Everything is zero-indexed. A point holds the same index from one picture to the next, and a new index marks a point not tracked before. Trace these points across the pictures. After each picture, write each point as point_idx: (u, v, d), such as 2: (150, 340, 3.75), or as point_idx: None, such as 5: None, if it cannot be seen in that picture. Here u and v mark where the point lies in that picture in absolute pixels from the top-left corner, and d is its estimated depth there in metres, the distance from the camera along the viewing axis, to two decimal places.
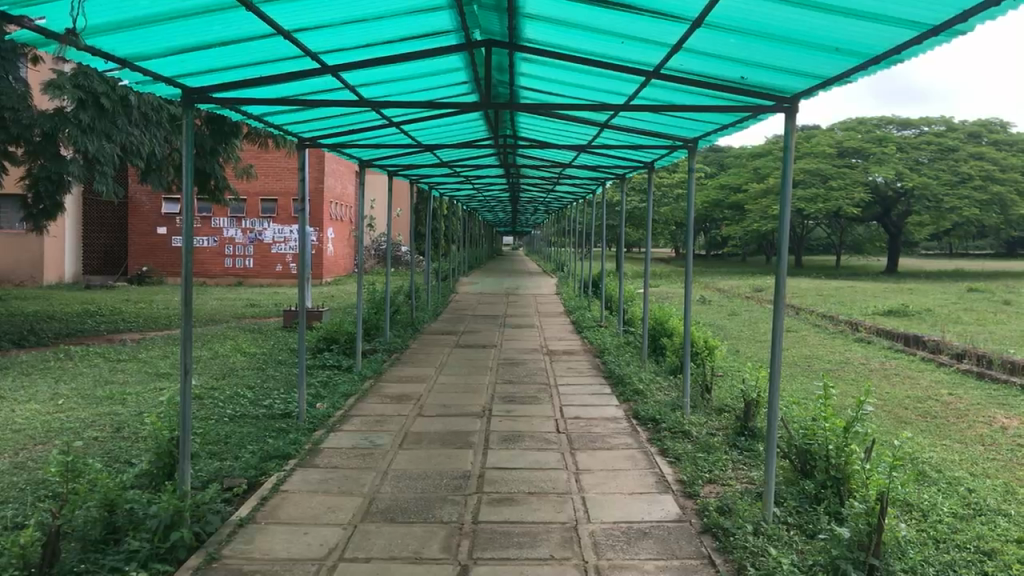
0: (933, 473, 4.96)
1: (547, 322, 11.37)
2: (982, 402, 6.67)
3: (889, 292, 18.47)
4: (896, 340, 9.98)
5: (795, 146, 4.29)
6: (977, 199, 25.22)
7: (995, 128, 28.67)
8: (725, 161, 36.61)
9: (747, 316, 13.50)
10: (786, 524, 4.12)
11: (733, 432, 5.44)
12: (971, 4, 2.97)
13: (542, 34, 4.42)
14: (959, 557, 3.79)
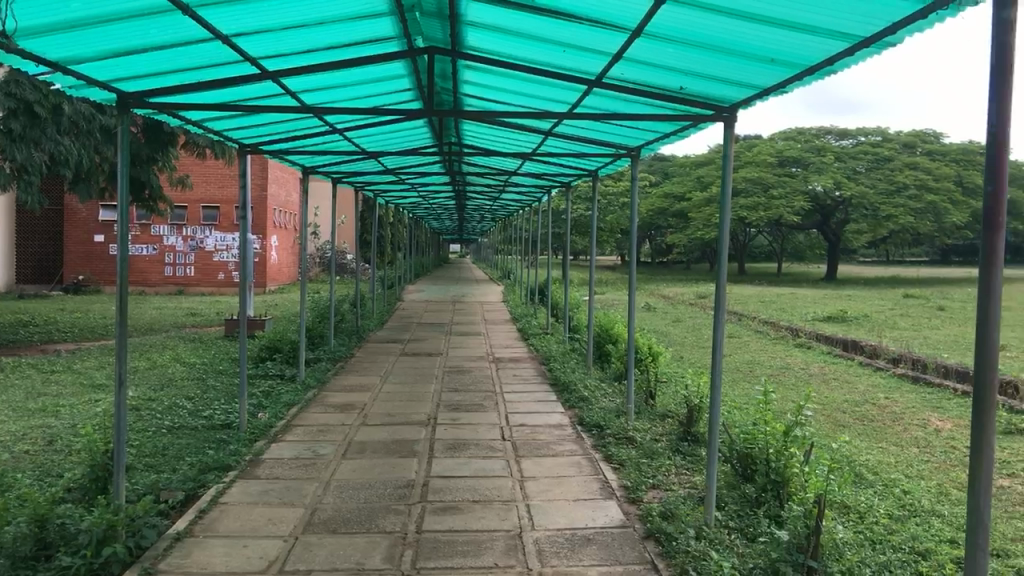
0: (869, 475, 5.04)
1: (492, 331, 11.32)
2: (917, 405, 6.83)
3: (826, 298, 18.84)
4: (835, 346, 10.17)
5: (734, 152, 4.35)
6: (912, 207, 25.70)
7: (928, 139, 29.48)
8: (668, 169, 37.15)
9: (689, 323, 13.65)
10: (728, 528, 4.19)
11: (676, 437, 5.49)
12: (899, 16, 3.06)
13: (483, 41, 4.44)
14: (894, 558, 3.90)
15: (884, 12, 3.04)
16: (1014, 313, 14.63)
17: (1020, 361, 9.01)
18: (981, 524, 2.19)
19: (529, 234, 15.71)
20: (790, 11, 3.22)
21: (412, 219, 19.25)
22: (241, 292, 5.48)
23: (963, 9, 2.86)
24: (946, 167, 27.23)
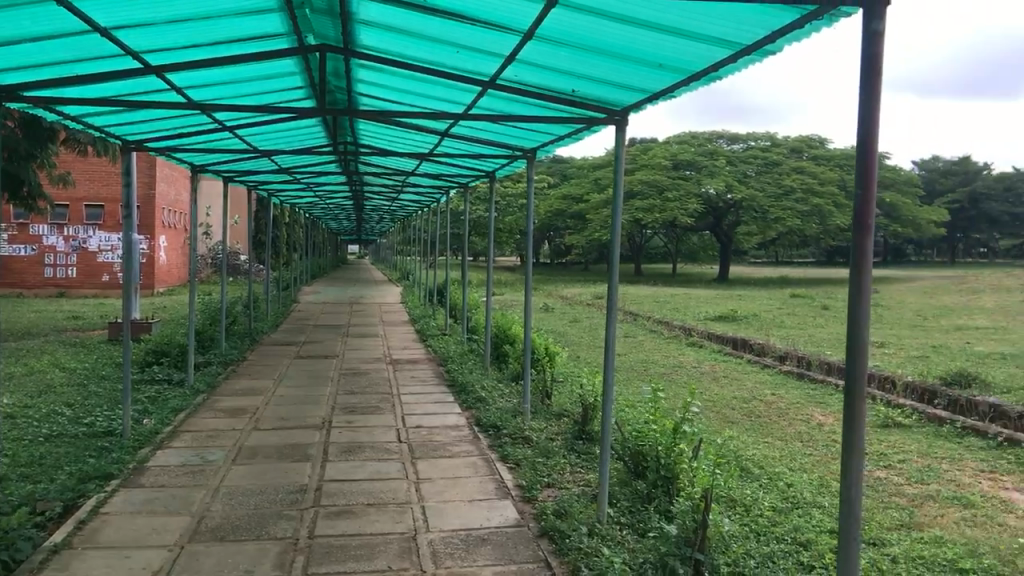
0: (755, 469, 5.21)
1: (390, 332, 11.24)
2: (801, 400, 7.09)
3: (717, 298, 19.40)
4: (726, 344, 10.47)
5: (626, 155, 4.44)
6: (798, 210, 26.68)
7: (814, 144, 30.63)
8: (567, 171, 37.61)
9: (586, 323, 13.84)
10: (620, 524, 4.27)
11: (571, 436, 5.55)
12: (777, 26, 3.17)
13: (376, 40, 4.40)
14: (777, 549, 4.03)
15: (763, 22, 3.15)
16: (891, 312, 15.37)
17: (895, 357, 9.46)
18: (852, 514, 2.33)
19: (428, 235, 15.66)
20: (676, 18, 3.30)
21: (309, 219, 18.97)
22: (125, 294, 5.30)
23: (837, 20, 2.99)
24: (831, 171, 28.42)
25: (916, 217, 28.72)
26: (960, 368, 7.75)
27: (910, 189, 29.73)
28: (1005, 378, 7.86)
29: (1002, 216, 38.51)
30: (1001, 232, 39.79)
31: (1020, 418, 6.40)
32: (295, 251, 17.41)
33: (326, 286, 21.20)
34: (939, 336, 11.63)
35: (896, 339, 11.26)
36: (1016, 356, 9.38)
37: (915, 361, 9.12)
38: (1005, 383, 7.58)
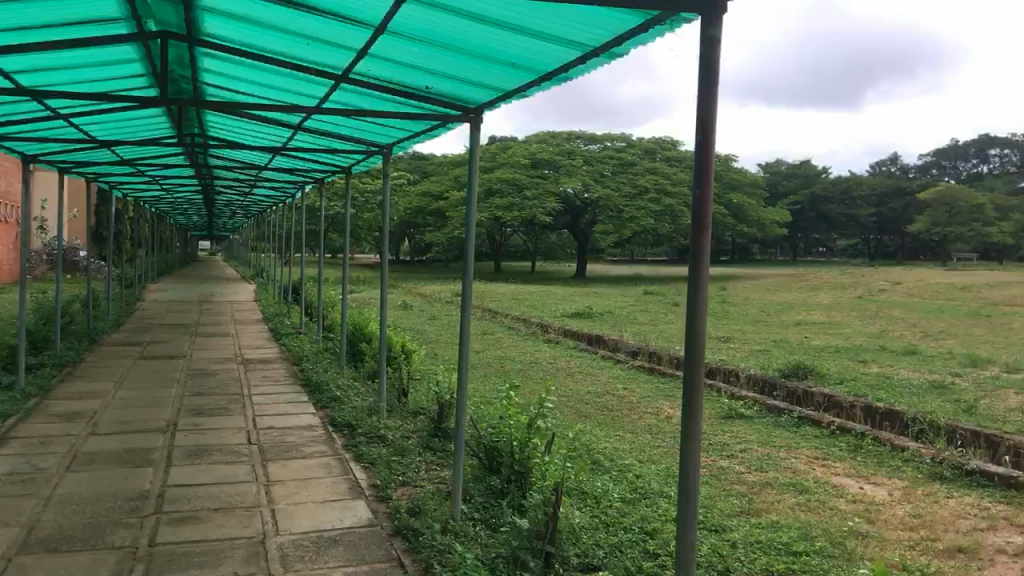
0: (605, 462, 5.34)
1: (242, 331, 10.91)
2: (651, 394, 7.32)
3: (575, 296, 19.80)
4: (581, 340, 10.70)
5: (480, 153, 4.46)
6: (652, 210, 27.65)
7: (666, 145, 31.52)
8: (427, 168, 37.52)
9: (445, 321, 13.85)
10: (473, 520, 4.28)
11: (426, 434, 5.54)
12: (621, 29, 3.25)
13: (224, 29, 4.26)
14: (624, 539, 4.14)
15: (609, 25, 3.23)
16: (736, 308, 16.09)
17: (738, 351, 9.91)
18: (689, 504, 2.42)
19: (284, 232, 15.32)
20: (526, 18, 3.34)
21: (155, 213, 18.18)
22: None
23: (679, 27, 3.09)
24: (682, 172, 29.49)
25: (760, 218, 30.13)
26: (797, 361, 8.20)
27: (755, 191, 31.20)
28: (837, 370, 8.37)
29: (838, 217, 40.96)
30: (838, 232, 42.33)
31: (852, 408, 6.88)
32: (140, 248, 16.65)
33: (175, 284, 20.39)
34: (778, 330, 12.26)
35: (739, 333, 11.79)
36: (848, 349, 9.99)
37: (757, 355, 9.57)
38: (837, 375, 8.07)
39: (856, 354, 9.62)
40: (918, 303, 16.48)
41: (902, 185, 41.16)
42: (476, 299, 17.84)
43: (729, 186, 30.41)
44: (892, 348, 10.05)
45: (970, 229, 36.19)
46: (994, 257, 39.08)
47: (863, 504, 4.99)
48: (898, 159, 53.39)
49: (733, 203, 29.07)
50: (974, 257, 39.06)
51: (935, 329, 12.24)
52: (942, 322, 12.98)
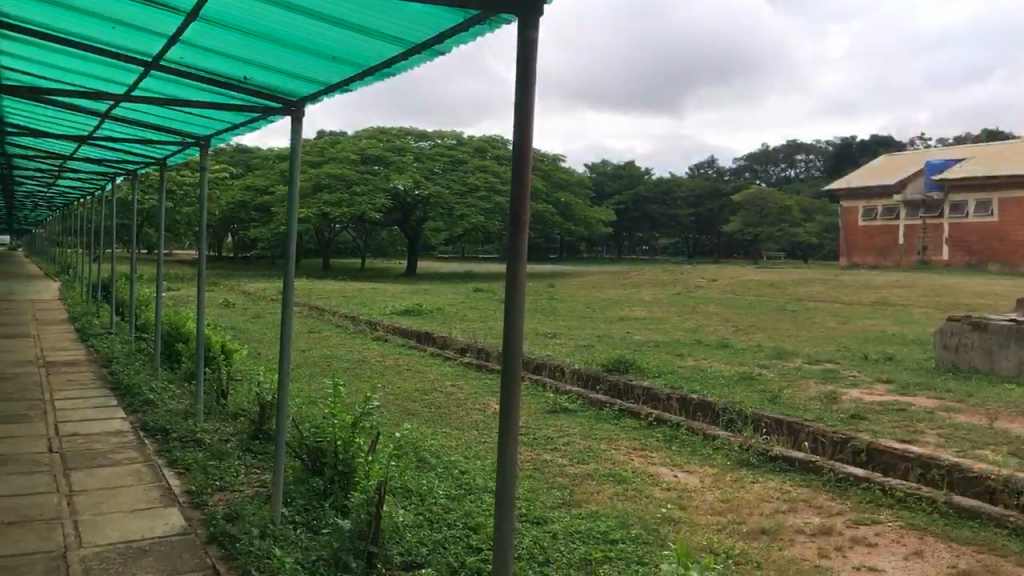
0: (431, 459, 5.34)
1: (43, 332, 10.18)
2: (478, 390, 7.39)
3: (405, 293, 19.73)
4: (410, 338, 10.68)
5: (301, 148, 4.34)
6: (483, 208, 28.12)
7: (497, 144, 31.78)
8: (252, 161, 36.25)
9: (269, 319, 13.45)
10: (294, 523, 4.17)
11: (246, 436, 5.36)
12: (443, 27, 3.25)
13: (19, 8, 3.95)
14: (448, 535, 4.16)
15: (431, 23, 3.21)
16: (561, 305, 16.50)
17: (563, 346, 10.16)
18: (507, 500, 2.48)
19: (89, 226, 14.40)
20: (347, 11, 3.28)
21: None
22: None
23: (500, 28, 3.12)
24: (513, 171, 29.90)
25: (587, 218, 30.99)
26: (618, 355, 8.50)
27: (583, 190, 32.12)
28: (655, 363, 8.74)
29: (660, 217, 42.77)
30: (660, 232, 44.19)
31: (668, 400, 7.22)
32: None
33: None
34: (601, 326, 12.66)
35: (564, 329, 12.11)
36: (668, 343, 10.46)
37: (582, 350, 9.86)
38: (655, 368, 8.43)
39: (674, 347, 10.08)
40: (730, 299, 17.45)
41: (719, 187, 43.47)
42: (302, 297, 17.45)
43: (558, 185, 31.13)
44: (706, 342, 10.60)
45: (779, 230, 38.70)
46: (799, 256, 41.93)
47: (677, 491, 5.23)
48: (714, 162, 56.32)
49: (560, 202, 29.79)
50: (782, 255, 41.78)
51: (745, 323, 13.00)
52: (751, 317, 13.81)
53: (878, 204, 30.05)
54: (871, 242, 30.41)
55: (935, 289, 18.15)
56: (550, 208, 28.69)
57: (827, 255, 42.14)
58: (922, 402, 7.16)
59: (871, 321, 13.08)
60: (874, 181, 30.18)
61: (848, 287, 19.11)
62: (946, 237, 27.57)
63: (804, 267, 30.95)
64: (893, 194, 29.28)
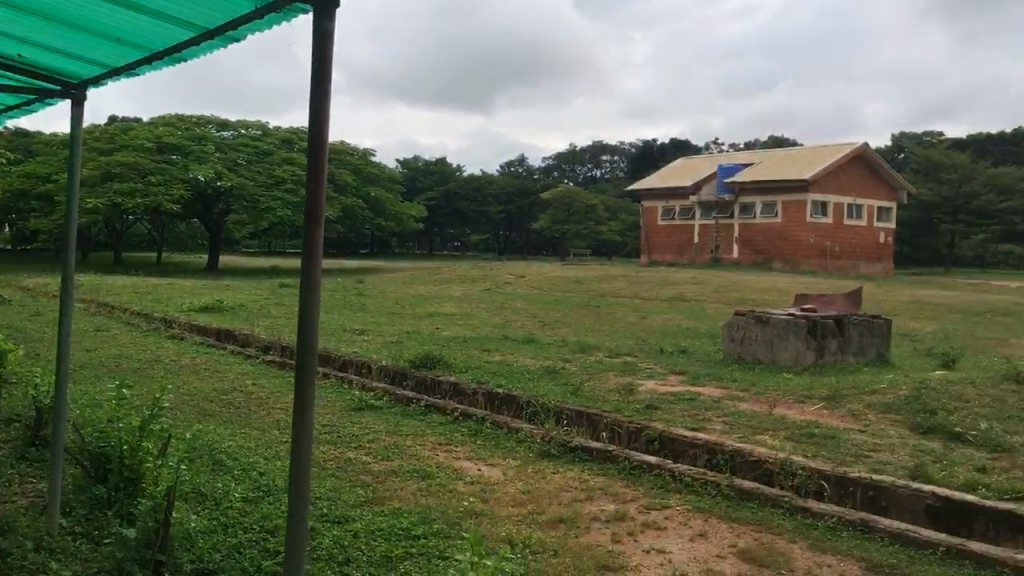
0: (228, 461, 5.16)
1: None
2: (280, 389, 7.20)
3: (204, 289, 18.89)
4: (208, 337, 10.26)
5: (81, 135, 4.07)
6: (289, 201, 27.55)
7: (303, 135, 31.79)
8: (34, 146, 33.50)
9: (49, 317, 12.49)
10: (73, 535, 3.90)
11: (21, 444, 4.97)
12: (233, 15, 3.13)
13: None
14: (244, 539, 4.03)
15: (222, 11, 3.09)
16: (371, 301, 16.35)
17: (371, 343, 10.07)
18: (300, 494, 2.46)
19: None
20: None
21: None
22: None
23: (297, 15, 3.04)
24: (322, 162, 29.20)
25: (398, 213, 30.76)
26: (426, 352, 8.52)
27: (392, 185, 31.95)
28: (462, 359, 8.82)
29: (471, 214, 43.20)
30: (472, 228, 44.64)
31: (474, 395, 7.31)
32: None
33: None
34: (408, 323, 12.62)
35: (372, 326, 12.00)
36: (475, 339, 10.59)
37: (390, 346, 9.81)
38: (462, 363, 8.52)
39: (481, 343, 10.21)
40: (538, 295, 17.90)
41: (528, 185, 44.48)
42: (90, 293, 16.34)
43: (369, 180, 30.78)
44: (513, 338, 10.81)
45: (584, 228, 40.13)
46: (605, 253, 43.52)
47: (479, 484, 5.31)
48: (525, 160, 57.47)
49: (371, 197, 29.47)
50: (589, 253, 43.27)
51: (551, 318, 13.37)
52: (558, 313, 14.22)
53: (676, 203, 31.70)
54: (670, 240, 32.17)
55: (725, 286, 19.37)
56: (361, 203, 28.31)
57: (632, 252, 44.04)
58: (711, 392, 7.62)
59: (667, 316, 13.78)
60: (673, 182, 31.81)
61: (648, 284, 20.05)
62: (736, 236, 29.46)
63: (607, 263, 32.29)
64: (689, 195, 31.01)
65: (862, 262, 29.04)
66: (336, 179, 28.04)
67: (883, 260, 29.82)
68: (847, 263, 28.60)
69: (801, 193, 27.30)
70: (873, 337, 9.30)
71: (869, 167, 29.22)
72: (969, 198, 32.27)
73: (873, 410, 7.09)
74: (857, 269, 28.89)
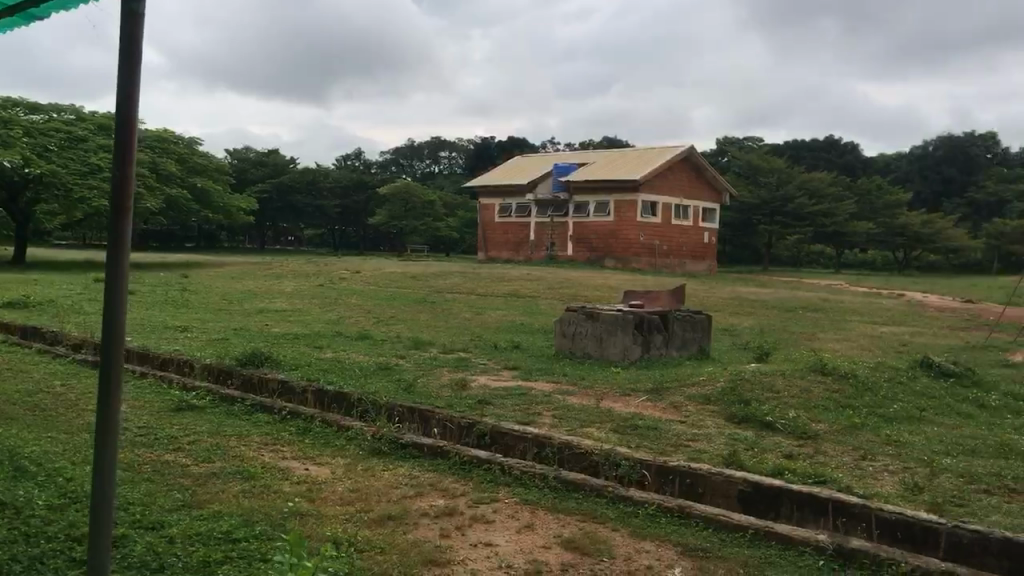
0: (32, 468, 4.84)
1: None
2: (92, 390, 6.83)
3: (8, 283, 17.56)
4: (12, 335, 9.57)
5: None
6: (105, 190, 26.09)
7: None
8: None
9: None
10: None
11: None
12: None
13: None
14: (46, 549, 3.78)
15: None
16: (195, 297, 15.72)
17: (194, 340, 9.69)
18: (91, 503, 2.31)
19: None
20: None
21: None
22: None
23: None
24: (144, 149, 27.73)
25: (227, 205, 29.63)
26: (253, 348, 8.29)
27: (220, 177, 30.82)
28: (291, 356, 8.62)
29: (305, 207, 42.25)
30: (305, 222, 43.66)
31: (303, 394, 7.16)
32: None
33: None
34: (234, 319, 12.21)
35: (195, 322, 11.53)
36: (305, 335, 10.38)
37: (214, 344, 9.47)
38: (291, 360, 8.34)
39: (312, 340, 10.02)
40: (372, 291, 17.75)
41: (364, 179, 43.97)
42: None
43: (196, 170, 29.54)
44: (345, 334, 10.67)
45: (422, 224, 40.12)
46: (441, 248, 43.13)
47: (306, 484, 5.21)
48: (363, 154, 56.81)
49: (198, 189, 28.29)
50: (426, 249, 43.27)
51: (385, 314, 13.29)
52: (391, 309, 14.13)
53: (512, 200, 32.16)
54: (505, 237, 32.60)
55: (558, 282, 19.83)
56: (185, 193, 27.12)
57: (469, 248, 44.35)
58: (541, 386, 7.79)
59: (501, 312, 13.99)
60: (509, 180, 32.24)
61: (483, 280, 20.27)
62: (571, 234, 30.23)
63: (444, 260, 32.41)
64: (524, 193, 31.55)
65: (688, 260, 30.40)
66: (159, 168, 26.71)
67: (706, 258, 31.39)
68: (675, 261, 29.86)
69: (632, 193, 28.29)
70: (695, 332, 9.77)
71: (695, 168, 30.63)
72: (784, 201, 34.45)
73: (693, 402, 7.45)
74: (684, 267, 30.22)
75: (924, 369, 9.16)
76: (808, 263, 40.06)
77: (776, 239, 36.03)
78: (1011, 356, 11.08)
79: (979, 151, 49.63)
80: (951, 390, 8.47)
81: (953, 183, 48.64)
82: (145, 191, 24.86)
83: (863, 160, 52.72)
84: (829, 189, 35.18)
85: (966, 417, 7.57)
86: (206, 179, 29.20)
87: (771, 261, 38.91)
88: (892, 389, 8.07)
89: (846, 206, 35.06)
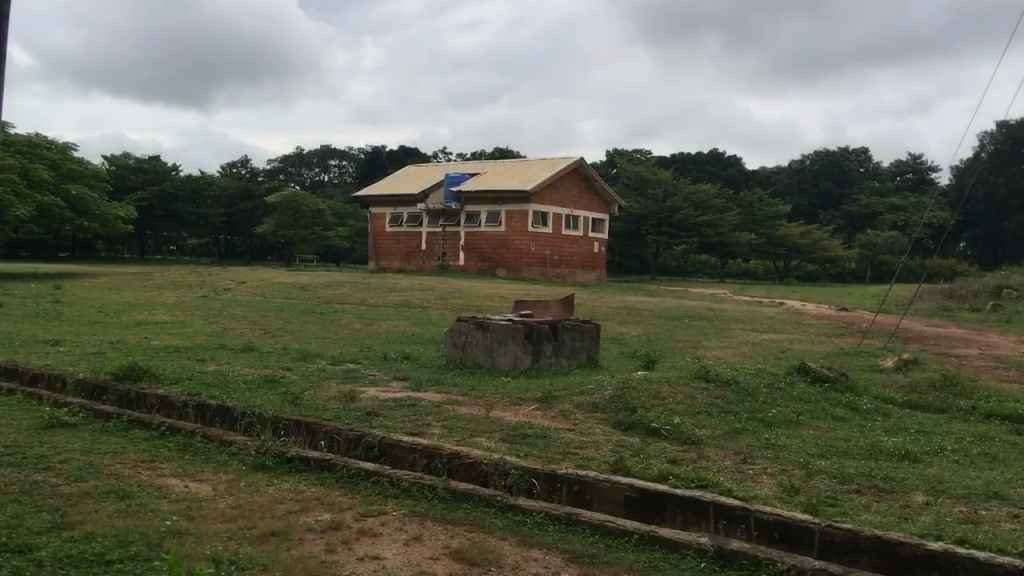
0: None
1: None
2: None
3: None
4: None
5: None
6: None
7: None
8: None
9: None
10: None
11: None
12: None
13: None
14: None
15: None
16: (70, 309, 15.03)
17: (66, 355, 9.23)
18: None
19: None
20: None
21: None
22: None
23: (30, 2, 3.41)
24: (13, 154, 26.38)
25: (104, 214, 28.40)
26: (130, 362, 7.97)
27: (98, 184, 29.60)
28: (172, 370, 8.35)
29: (188, 216, 40.95)
30: (188, 231, 42.34)
31: (183, 408, 6.95)
32: None
33: None
34: (112, 332, 11.76)
35: (69, 336, 11.05)
36: (187, 348, 10.09)
37: (90, 358, 9.12)
38: (172, 374, 8.08)
39: (195, 353, 9.74)
40: (257, 303, 17.39)
41: (250, 188, 42.95)
42: None
43: (71, 177, 28.32)
44: (230, 347, 10.41)
45: (312, 233, 39.48)
46: (331, 258, 44.37)
47: (185, 502, 5.05)
48: (250, 163, 55.61)
49: (72, 196, 27.05)
50: (316, 258, 42.59)
51: (273, 326, 13.00)
52: (278, 320, 13.89)
53: (404, 210, 32.02)
54: (397, 247, 32.43)
55: (449, 293, 19.87)
56: (59, 202, 25.93)
57: (361, 258, 43.88)
58: (431, 396, 7.78)
59: (392, 323, 13.88)
60: (401, 189, 32.08)
61: (375, 290, 20.11)
62: (462, 244, 30.32)
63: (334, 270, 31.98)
64: (417, 202, 31.46)
65: (577, 270, 30.81)
66: (30, 175, 25.48)
67: (595, 268, 31.83)
68: (564, 271, 30.22)
69: (523, 203, 28.57)
70: (584, 340, 9.92)
71: (586, 179, 31.21)
72: (671, 212, 35.46)
73: (581, 409, 7.56)
74: (573, 277, 30.62)
75: (801, 374, 9.56)
76: (695, 272, 41.26)
77: (664, 249, 36.98)
78: (880, 361, 11.68)
79: (852, 166, 52.32)
80: (826, 394, 8.85)
81: (829, 196, 51.00)
82: (15, 199, 23.70)
83: (745, 174, 54.77)
84: (713, 200, 36.40)
85: (839, 420, 7.93)
86: (82, 186, 28.00)
87: (659, 270, 39.93)
88: (770, 394, 8.39)
89: (730, 217, 36.32)
